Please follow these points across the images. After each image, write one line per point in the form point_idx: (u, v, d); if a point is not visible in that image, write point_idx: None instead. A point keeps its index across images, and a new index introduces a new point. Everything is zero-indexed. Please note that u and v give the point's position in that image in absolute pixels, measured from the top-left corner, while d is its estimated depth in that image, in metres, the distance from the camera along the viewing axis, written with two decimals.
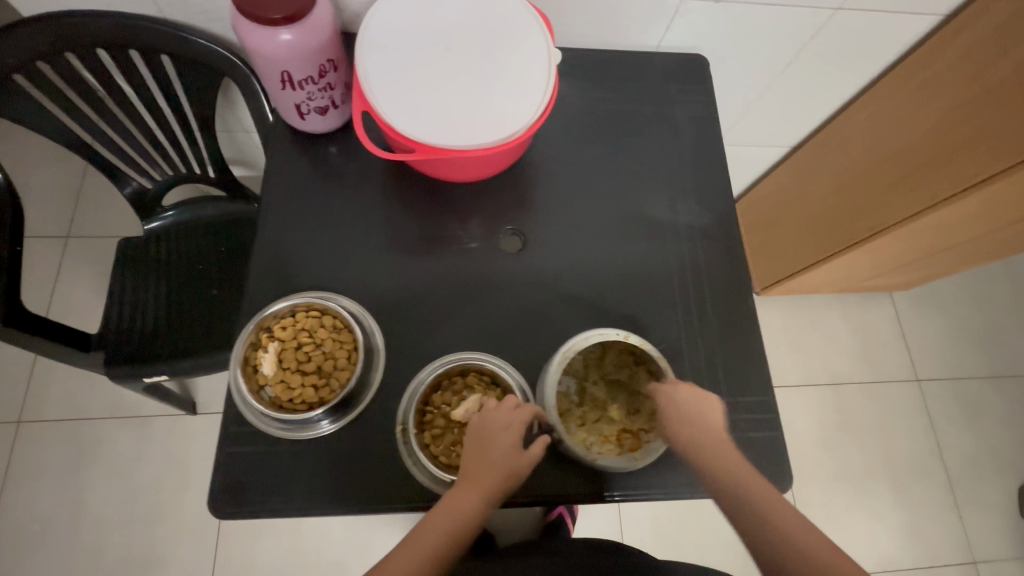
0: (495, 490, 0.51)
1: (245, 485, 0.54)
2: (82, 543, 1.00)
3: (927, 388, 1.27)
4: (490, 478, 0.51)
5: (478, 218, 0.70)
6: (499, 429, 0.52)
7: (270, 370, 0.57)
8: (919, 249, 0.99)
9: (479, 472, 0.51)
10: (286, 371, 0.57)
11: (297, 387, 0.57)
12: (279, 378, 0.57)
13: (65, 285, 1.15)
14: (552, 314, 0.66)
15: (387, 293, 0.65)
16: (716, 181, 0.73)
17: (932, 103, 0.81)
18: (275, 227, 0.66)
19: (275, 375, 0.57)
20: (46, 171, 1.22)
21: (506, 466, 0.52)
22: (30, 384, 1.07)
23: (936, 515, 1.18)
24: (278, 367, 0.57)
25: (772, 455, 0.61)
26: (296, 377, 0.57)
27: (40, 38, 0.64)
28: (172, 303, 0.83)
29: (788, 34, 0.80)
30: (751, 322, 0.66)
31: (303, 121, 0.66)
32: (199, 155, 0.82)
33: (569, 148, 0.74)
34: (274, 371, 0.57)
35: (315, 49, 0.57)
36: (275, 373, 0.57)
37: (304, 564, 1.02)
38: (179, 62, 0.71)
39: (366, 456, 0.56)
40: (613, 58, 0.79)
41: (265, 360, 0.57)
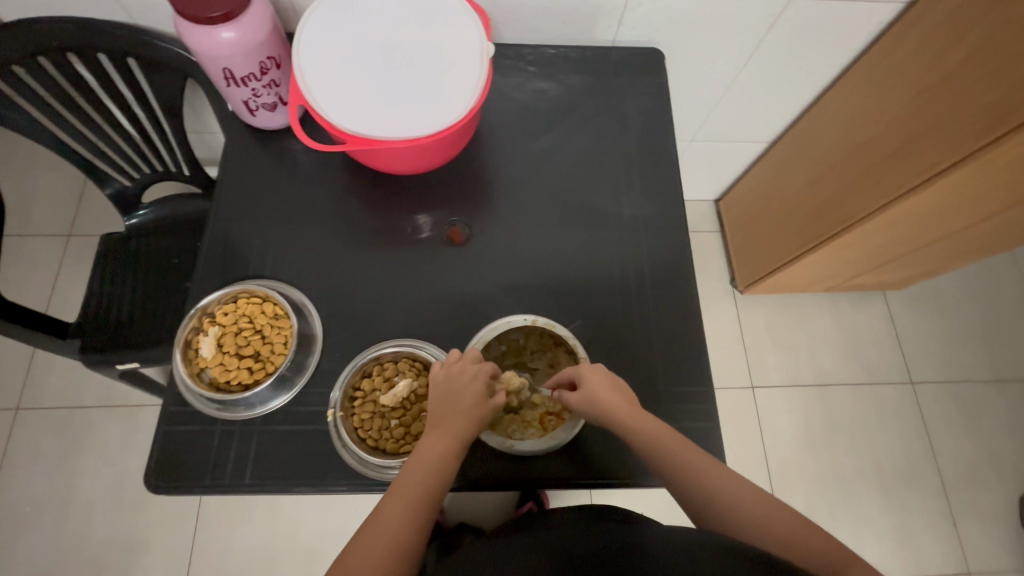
0: (466, 436, 0.52)
1: (181, 462, 0.57)
2: (71, 525, 1.04)
3: (921, 391, 1.23)
4: (459, 424, 0.52)
5: (423, 209, 0.71)
6: (463, 378, 0.53)
7: (210, 353, 0.59)
8: (898, 244, 0.96)
9: (449, 421, 0.52)
10: (226, 354, 0.60)
11: (234, 371, 0.59)
12: (217, 362, 0.59)
13: (65, 282, 1.21)
14: (491, 302, 0.67)
15: (331, 281, 0.67)
16: (663, 173, 0.73)
17: (896, 90, 0.79)
18: (227, 218, 0.69)
19: (213, 359, 0.59)
20: (50, 174, 1.29)
21: (475, 413, 0.52)
22: (29, 374, 1.13)
23: (928, 521, 1.13)
24: (218, 352, 0.60)
25: (708, 445, 0.60)
26: (234, 361, 0.59)
27: (11, 44, 0.68)
28: (146, 295, 0.87)
29: (744, 25, 0.80)
30: (690, 311, 0.66)
31: (254, 118, 0.69)
32: (173, 154, 0.86)
33: (518, 142, 0.75)
34: (213, 355, 0.59)
35: (254, 46, 0.59)
36: (214, 357, 0.59)
37: (278, 551, 1.05)
38: (145, 64, 0.75)
39: (298, 436, 0.58)
40: (565, 53, 0.79)
41: (206, 344, 0.59)
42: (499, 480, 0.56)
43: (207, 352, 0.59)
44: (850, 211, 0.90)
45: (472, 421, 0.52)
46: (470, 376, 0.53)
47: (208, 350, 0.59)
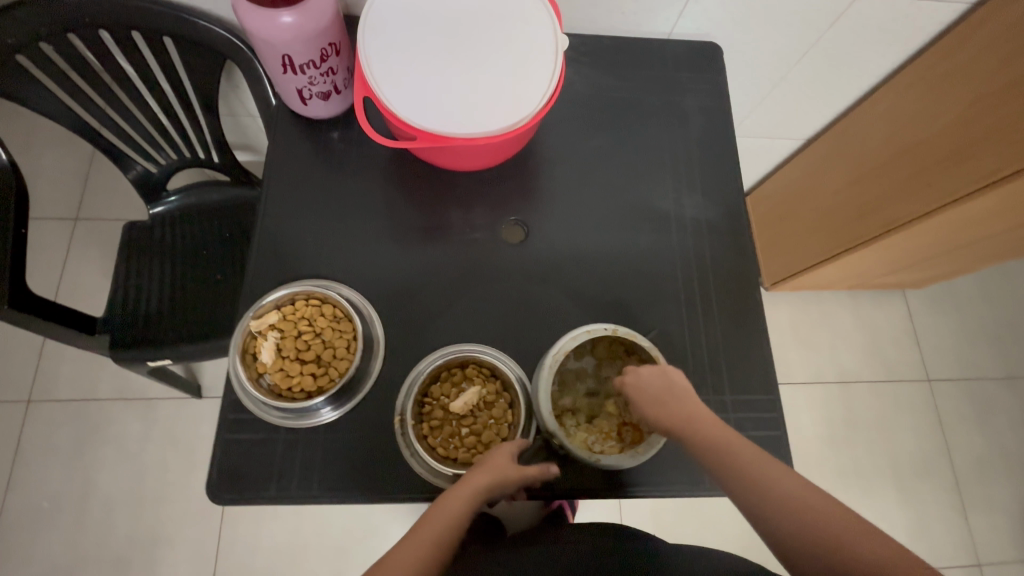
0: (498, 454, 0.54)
1: (244, 472, 0.55)
2: (90, 521, 1.02)
3: (937, 388, 1.25)
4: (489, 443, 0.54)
5: (480, 207, 0.69)
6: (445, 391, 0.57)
7: (489, 457, 0.52)
8: (935, 246, 0.96)
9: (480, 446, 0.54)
10: (509, 475, 0.51)
11: (477, 489, 0.50)
12: (480, 465, 0.52)
13: (73, 269, 1.16)
14: (555, 306, 0.65)
15: (388, 281, 0.64)
16: (724, 173, 0.72)
17: (954, 93, 0.79)
18: (275, 213, 0.66)
19: (499, 473, 0.51)
20: (54, 154, 1.22)
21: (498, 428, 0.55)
22: (40, 364, 1.09)
23: (942, 514, 1.17)
24: (506, 467, 0.51)
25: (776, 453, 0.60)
26: (511, 484, 0.51)
27: (39, 18, 0.63)
28: (176, 288, 0.83)
29: (806, 21, 0.78)
30: (755, 318, 0.65)
31: (305, 107, 0.65)
32: (203, 139, 0.81)
33: (577, 137, 0.72)
34: (507, 474, 0.51)
35: (316, 32, 0.56)
36: (507, 469, 0.52)
37: (306, 548, 1.04)
38: (181, 44, 0.70)
39: (365, 446, 0.56)
40: (623, 45, 0.77)
41: (512, 454, 0.53)
42: (568, 491, 0.56)
43: (500, 458, 0.52)
44: (896, 215, 0.89)
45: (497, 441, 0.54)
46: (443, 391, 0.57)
47: (503, 458, 0.52)
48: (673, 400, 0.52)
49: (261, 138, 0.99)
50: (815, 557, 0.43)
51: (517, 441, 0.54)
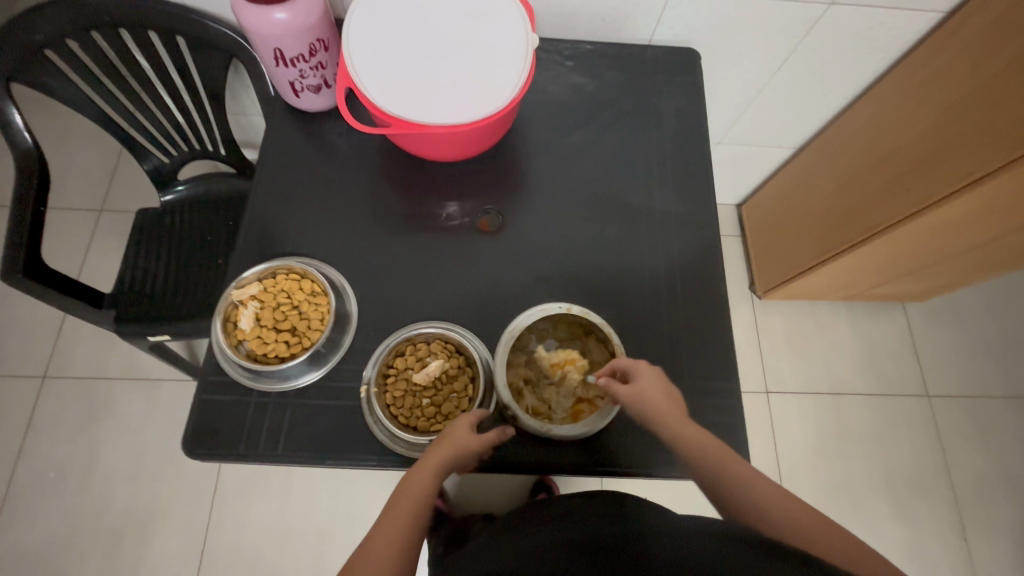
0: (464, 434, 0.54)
1: (217, 430, 0.58)
2: (91, 492, 1.07)
3: (937, 405, 1.22)
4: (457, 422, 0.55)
5: (458, 196, 0.72)
6: (413, 363, 0.61)
7: (450, 431, 0.54)
8: (923, 254, 0.96)
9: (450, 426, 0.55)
10: (470, 446, 0.53)
11: (443, 461, 0.53)
12: (443, 442, 0.54)
13: (94, 256, 1.23)
14: (523, 290, 0.67)
15: (367, 262, 0.68)
16: (695, 171, 0.74)
17: (930, 99, 0.80)
18: (265, 196, 0.71)
19: (461, 446, 0.53)
20: (85, 150, 1.32)
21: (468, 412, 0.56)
22: (57, 343, 1.16)
23: (939, 533, 1.13)
24: (466, 438, 0.53)
25: (733, 440, 0.61)
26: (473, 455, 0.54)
27: (67, 18, 0.71)
28: (179, 269, 0.89)
29: (784, 28, 0.80)
30: (719, 308, 0.67)
31: (298, 99, 0.71)
32: (212, 132, 0.88)
33: (553, 134, 0.76)
34: (467, 446, 0.53)
35: (305, 28, 0.61)
36: (467, 440, 0.53)
37: (292, 530, 1.07)
38: (192, 43, 0.76)
39: (331, 411, 0.60)
40: (604, 50, 0.80)
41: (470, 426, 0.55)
42: (520, 464, 0.58)
43: (458, 431, 0.54)
44: (878, 219, 0.90)
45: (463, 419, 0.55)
46: (410, 362, 0.61)
47: (462, 432, 0.54)
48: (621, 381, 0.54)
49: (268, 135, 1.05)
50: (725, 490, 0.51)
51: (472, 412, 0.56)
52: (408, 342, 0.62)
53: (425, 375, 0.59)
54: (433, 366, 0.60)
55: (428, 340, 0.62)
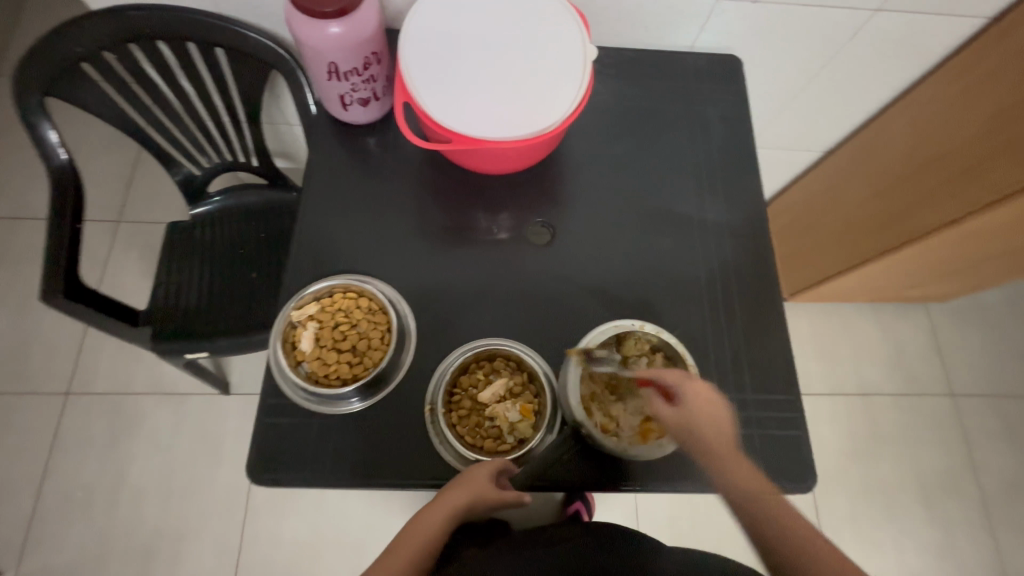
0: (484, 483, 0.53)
1: (281, 454, 0.57)
2: (121, 510, 1.05)
3: (962, 404, 1.23)
4: (482, 469, 0.54)
5: (508, 210, 0.71)
6: (478, 382, 0.60)
7: (471, 475, 0.54)
8: (957, 258, 0.96)
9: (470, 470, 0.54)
10: (484, 496, 0.52)
11: (455, 507, 0.52)
12: (460, 485, 0.53)
13: (114, 268, 1.21)
14: (579, 305, 0.67)
15: (420, 278, 0.67)
16: (745, 180, 0.74)
17: (972, 107, 0.80)
18: (313, 212, 0.69)
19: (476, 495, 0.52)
20: (101, 159, 1.29)
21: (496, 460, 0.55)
22: (79, 357, 1.13)
23: (968, 532, 1.14)
24: (483, 488, 0.53)
25: (798, 453, 0.61)
26: (485, 506, 0.52)
27: (105, 30, 0.69)
28: (214, 284, 0.87)
29: (827, 34, 0.80)
30: (778, 320, 0.66)
31: (345, 112, 0.69)
32: (245, 144, 0.86)
33: (600, 144, 0.75)
34: (483, 495, 0.52)
35: (361, 42, 0.59)
36: (485, 490, 0.53)
37: (326, 544, 1.06)
38: (231, 54, 0.75)
39: (396, 433, 0.59)
40: (648, 57, 0.80)
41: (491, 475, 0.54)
42: (583, 482, 0.58)
43: (477, 477, 0.53)
44: (916, 226, 0.90)
45: (488, 466, 0.54)
46: (473, 382, 0.60)
47: (482, 480, 0.53)
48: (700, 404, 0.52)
49: (297, 145, 1.04)
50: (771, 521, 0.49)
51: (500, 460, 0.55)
52: (472, 360, 0.61)
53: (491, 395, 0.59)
54: (499, 384, 0.59)
55: (491, 359, 0.62)
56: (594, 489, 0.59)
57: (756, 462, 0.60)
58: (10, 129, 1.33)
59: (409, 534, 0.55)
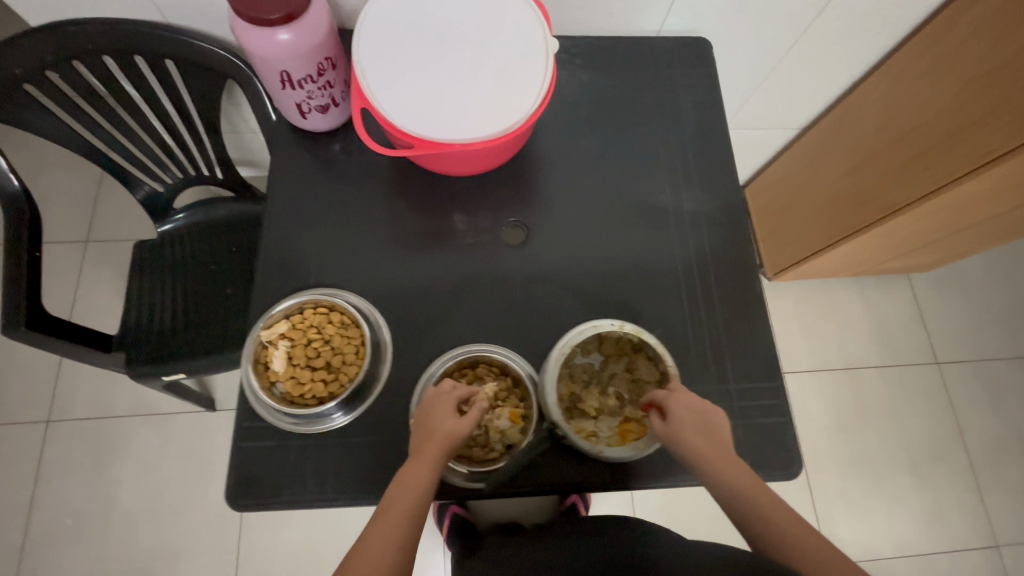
0: (443, 414, 0.53)
1: (260, 479, 0.56)
2: (113, 535, 1.04)
3: (947, 371, 1.25)
4: (438, 403, 0.54)
5: (480, 211, 0.70)
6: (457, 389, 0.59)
7: (431, 409, 0.53)
8: (937, 229, 0.96)
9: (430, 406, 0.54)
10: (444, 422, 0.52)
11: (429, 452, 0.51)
12: (425, 435, 0.52)
13: (86, 290, 1.18)
14: (558, 304, 0.66)
15: (393, 286, 0.65)
16: (719, 166, 0.73)
17: (944, 79, 0.79)
18: (280, 225, 0.67)
19: (448, 433, 0.51)
20: (63, 178, 1.25)
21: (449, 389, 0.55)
22: (57, 384, 1.11)
23: (957, 497, 1.16)
24: (439, 415, 0.53)
25: (783, 440, 0.61)
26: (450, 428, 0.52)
27: (45, 47, 0.66)
28: (186, 303, 0.85)
29: (795, 11, 0.79)
30: (758, 307, 0.66)
31: (304, 120, 0.67)
32: (207, 156, 0.83)
33: (571, 137, 0.73)
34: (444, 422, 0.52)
35: (312, 49, 0.57)
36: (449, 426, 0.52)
37: (324, 555, 1.05)
38: (182, 65, 0.72)
39: (378, 448, 0.58)
40: (615, 44, 0.78)
41: (453, 406, 0.53)
42: (571, 484, 0.57)
43: (433, 410, 0.53)
44: (895, 199, 0.90)
45: (447, 397, 0.54)
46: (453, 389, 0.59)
47: (443, 415, 0.53)
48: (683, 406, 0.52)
49: (263, 152, 1.01)
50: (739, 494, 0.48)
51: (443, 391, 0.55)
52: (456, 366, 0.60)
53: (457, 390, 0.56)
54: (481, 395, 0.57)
55: (475, 365, 0.61)
56: (585, 490, 0.58)
57: (741, 452, 0.60)
58: None
59: (395, 499, 0.49)
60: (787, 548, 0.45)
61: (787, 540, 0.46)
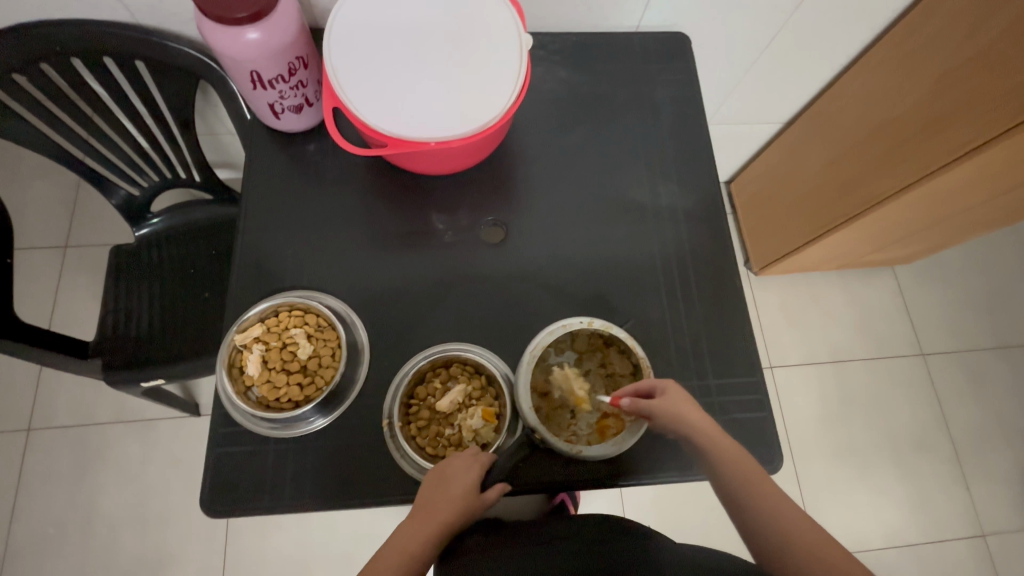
0: (317, 357, 0.59)
1: (236, 486, 0.55)
2: (97, 544, 1.02)
3: (931, 362, 1.25)
4: (316, 348, 0.59)
5: (458, 210, 0.69)
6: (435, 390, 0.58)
7: (312, 354, 0.59)
8: (918, 220, 0.97)
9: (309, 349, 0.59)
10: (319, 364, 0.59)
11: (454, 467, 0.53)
12: (310, 377, 0.58)
13: (65, 296, 1.16)
14: (537, 302, 0.65)
15: (370, 287, 0.65)
16: (698, 161, 0.73)
17: (922, 70, 0.80)
18: (254, 227, 0.66)
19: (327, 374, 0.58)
20: (41, 182, 1.23)
21: (323, 338, 0.59)
22: (38, 392, 1.09)
23: (943, 487, 1.17)
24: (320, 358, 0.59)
25: (763, 434, 0.61)
26: (328, 373, 0.58)
27: (12, 50, 0.64)
28: (165, 308, 0.84)
29: (773, 6, 0.79)
30: (737, 301, 0.66)
31: (278, 120, 0.66)
32: (184, 160, 0.82)
33: (549, 134, 0.73)
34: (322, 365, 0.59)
35: (282, 48, 0.56)
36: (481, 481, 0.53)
37: (313, 559, 1.04)
38: (154, 66, 0.71)
39: (356, 453, 0.57)
40: (592, 41, 0.77)
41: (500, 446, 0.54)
42: (552, 482, 0.57)
43: (315, 355, 0.59)
44: (876, 191, 0.91)
45: (322, 343, 0.59)
46: (430, 389, 0.59)
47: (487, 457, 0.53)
48: (680, 398, 0.53)
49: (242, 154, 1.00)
50: (747, 484, 0.51)
51: (322, 339, 0.59)
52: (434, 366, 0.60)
53: (336, 341, 0.60)
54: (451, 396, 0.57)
55: (453, 368, 0.60)
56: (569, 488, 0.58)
57: None
58: None
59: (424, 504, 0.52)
60: (796, 546, 0.49)
61: (785, 529, 0.49)
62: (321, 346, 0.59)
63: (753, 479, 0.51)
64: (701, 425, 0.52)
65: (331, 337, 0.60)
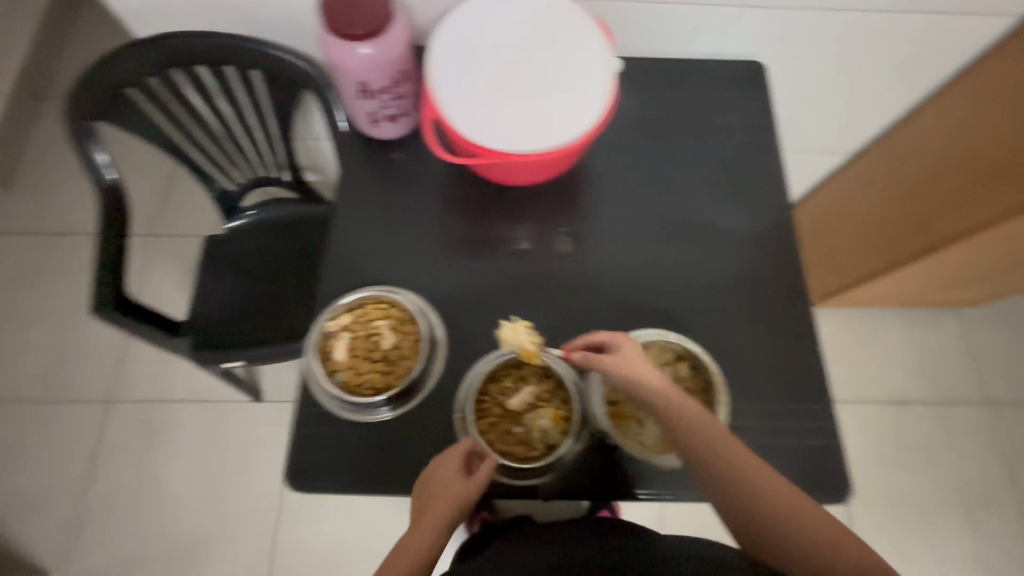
0: (398, 349, 0.62)
1: (316, 463, 0.59)
2: (160, 514, 1.09)
3: (1001, 412, 1.19)
4: (397, 342, 0.63)
5: (534, 221, 0.72)
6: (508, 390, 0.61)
7: (393, 346, 0.62)
8: (992, 262, 0.94)
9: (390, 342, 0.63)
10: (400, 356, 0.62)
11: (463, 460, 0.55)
12: (391, 367, 0.62)
13: (150, 280, 1.26)
14: (607, 314, 0.67)
15: (447, 288, 0.68)
16: (771, 187, 0.74)
17: (1006, 108, 0.79)
18: (344, 225, 0.71)
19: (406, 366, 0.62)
20: (138, 175, 1.35)
21: (403, 332, 0.63)
22: (120, 367, 1.19)
23: (1009, 546, 1.10)
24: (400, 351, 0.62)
25: (830, 464, 0.60)
26: (408, 365, 0.62)
27: (149, 57, 0.73)
28: (248, 297, 0.91)
29: (851, 37, 0.80)
30: (807, 328, 0.66)
31: (374, 128, 0.72)
32: (277, 159, 0.90)
33: (624, 152, 0.75)
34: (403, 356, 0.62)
35: (391, 62, 0.62)
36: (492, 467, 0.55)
37: (356, 552, 1.07)
38: (266, 76, 0.78)
39: (428, 443, 0.60)
40: (670, 65, 0.80)
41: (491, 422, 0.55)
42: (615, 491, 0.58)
43: (396, 347, 0.62)
44: (940, 232, 0.89)
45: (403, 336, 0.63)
46: (503, 387, 0.61)
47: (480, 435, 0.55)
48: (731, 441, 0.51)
49: (326, 160, 1.07)
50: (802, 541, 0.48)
51: (404, 333, 0.63)
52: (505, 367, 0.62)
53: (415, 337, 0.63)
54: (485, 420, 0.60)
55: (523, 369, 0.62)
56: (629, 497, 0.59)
57: (789, 473, 0.60)
58: (56, 150, 1.41)
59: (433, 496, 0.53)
60: None
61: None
62: (402, 340, 0.63)
63: (808, 535, 0.48)
64: (752, 473, 0.50)
65: (410, 331, 0.63)
